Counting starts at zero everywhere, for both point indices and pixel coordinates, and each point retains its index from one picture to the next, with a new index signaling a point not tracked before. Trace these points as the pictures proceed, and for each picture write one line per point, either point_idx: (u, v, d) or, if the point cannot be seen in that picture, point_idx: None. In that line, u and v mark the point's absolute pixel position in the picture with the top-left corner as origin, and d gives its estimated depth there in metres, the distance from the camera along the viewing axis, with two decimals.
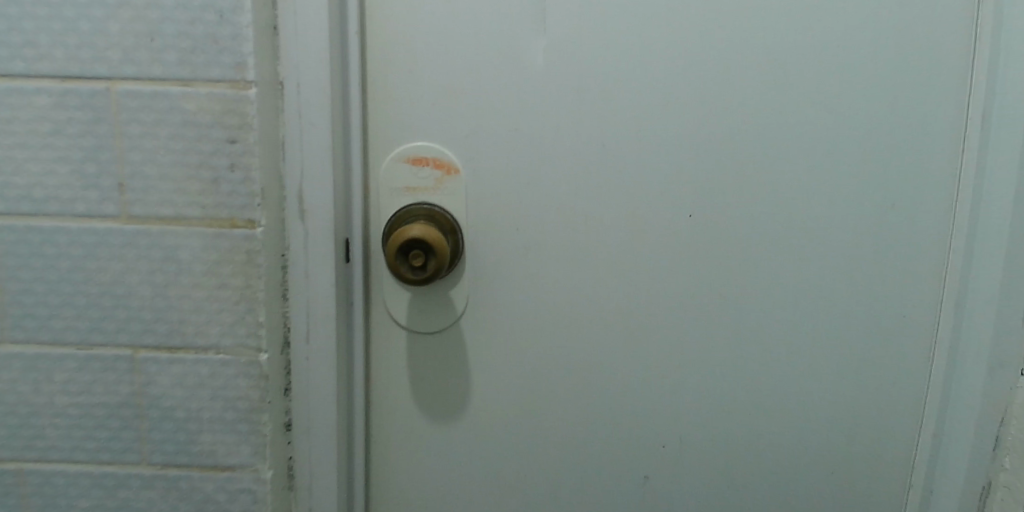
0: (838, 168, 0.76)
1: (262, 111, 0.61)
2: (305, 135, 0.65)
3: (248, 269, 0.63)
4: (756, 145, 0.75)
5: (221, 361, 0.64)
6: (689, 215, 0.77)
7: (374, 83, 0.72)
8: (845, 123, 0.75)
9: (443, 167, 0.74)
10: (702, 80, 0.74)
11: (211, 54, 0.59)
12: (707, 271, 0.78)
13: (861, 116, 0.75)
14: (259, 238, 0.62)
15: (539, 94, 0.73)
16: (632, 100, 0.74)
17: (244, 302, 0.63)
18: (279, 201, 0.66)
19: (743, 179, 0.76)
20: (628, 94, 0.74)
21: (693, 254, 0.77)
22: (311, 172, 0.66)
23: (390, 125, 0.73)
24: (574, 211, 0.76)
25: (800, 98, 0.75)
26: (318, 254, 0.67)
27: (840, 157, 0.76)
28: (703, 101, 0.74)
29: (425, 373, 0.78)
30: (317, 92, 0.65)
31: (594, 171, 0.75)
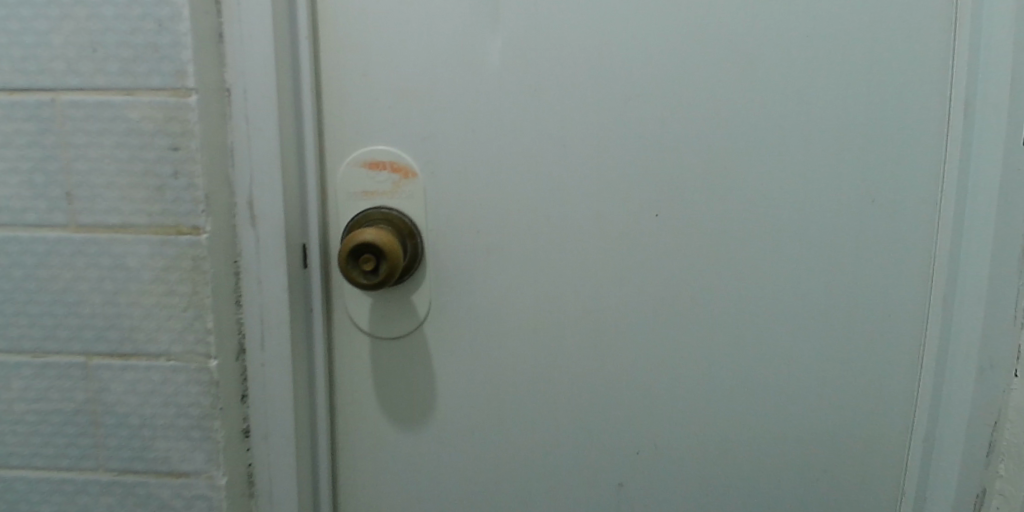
0: (815, 161, 0.73)
1: (203, 117, 0.61)
2: (252, 141, 0.65)
3: (195, 276, 0.63)
4: (725, 141, 0.73)
5: (172, 367, 0.64)
6: (657, 215, 0.74)
7: (328, 88, 0.72)
8: (819, 114, 0.72)
9: (400, 171, 0.73)
10: (663, 75, 0.72)
11: (151, 63, 0.60)
12: (676, 270, 0.75)
13: (835, 105, 0.72)
14: (204, 244, 0.62)
15: (495, 95, 0.72)
16: (592, 99, 0.72)
17: (192, 309, 0.63)
18: (229, 208, 0.66)
19: (711, 177, 0.73)
20: (586, 93, 0.72)
21: (660, 254, 0.75)
22: (259, 179, 0.66)
23: (346, 130, 0.73)
24: (535, 212, 0.74)
25: (770, 89, 0.72)
26: (270, 260, 0.67)
27: (815, 149, 0.73)
28: (667, 96, 0.72)
29: (390, 380, 0.77)
30: (263, 97, 0.65)
31: (555, 172, 0.74)
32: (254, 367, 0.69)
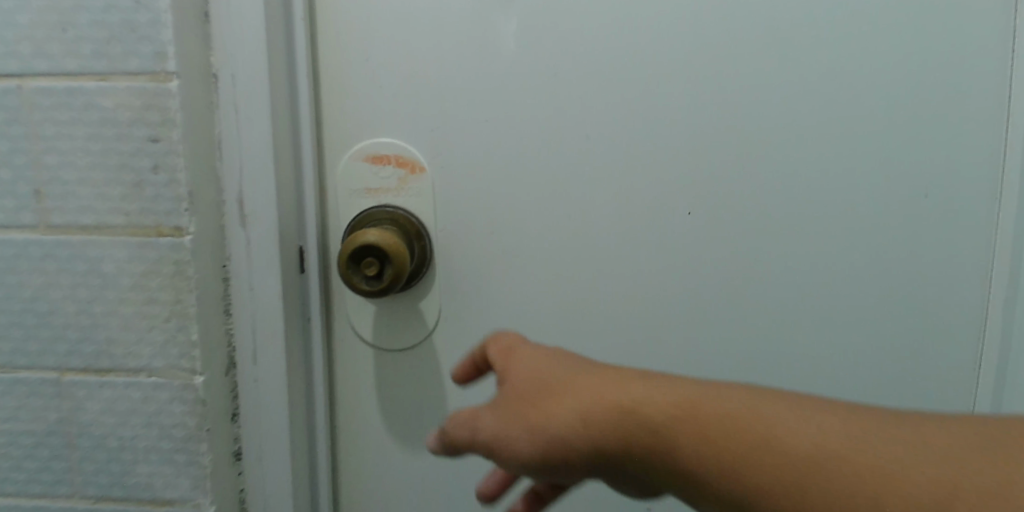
0: (871, 153, 0.63)
1: (186, 105, 0.55)
2: (242, 132, 0.59)
3: (178, 282, 0.56)
4: (766, 129, 0.63)
5: (154, 384, 0.58)
6: (687, 212, 0.65)
7: (327, 74, 0.66)
8: (875, 96, 0.62)
9: (407, 165, 0.66)
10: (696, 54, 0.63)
11: (128, 44, 0.53)
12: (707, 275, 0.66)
13: (896, 87, 0.62)
14: (188, 247, 0.56)
15: (507, 80, 0.64)
16: (613, 83, 0.64)
17: (175, 319, 0.57)
18: (218, 208, 0.60)
19: (746, 171, 0.64)
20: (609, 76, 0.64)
21: (691, 258, 0.66)
22: (251, 174, 0.59)
23: (347, 121, 0.66)
24: (552, 211, 0.66)
25: (817, 69, 0.62)
26: (263, 265, 0.61)
27: (873, 137, 0.63)
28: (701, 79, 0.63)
29: (396, 395, 0.70)
30: (254, 83, 0.58)
31: (573, 165, 0.65)
32: (247, 382, 0.62)
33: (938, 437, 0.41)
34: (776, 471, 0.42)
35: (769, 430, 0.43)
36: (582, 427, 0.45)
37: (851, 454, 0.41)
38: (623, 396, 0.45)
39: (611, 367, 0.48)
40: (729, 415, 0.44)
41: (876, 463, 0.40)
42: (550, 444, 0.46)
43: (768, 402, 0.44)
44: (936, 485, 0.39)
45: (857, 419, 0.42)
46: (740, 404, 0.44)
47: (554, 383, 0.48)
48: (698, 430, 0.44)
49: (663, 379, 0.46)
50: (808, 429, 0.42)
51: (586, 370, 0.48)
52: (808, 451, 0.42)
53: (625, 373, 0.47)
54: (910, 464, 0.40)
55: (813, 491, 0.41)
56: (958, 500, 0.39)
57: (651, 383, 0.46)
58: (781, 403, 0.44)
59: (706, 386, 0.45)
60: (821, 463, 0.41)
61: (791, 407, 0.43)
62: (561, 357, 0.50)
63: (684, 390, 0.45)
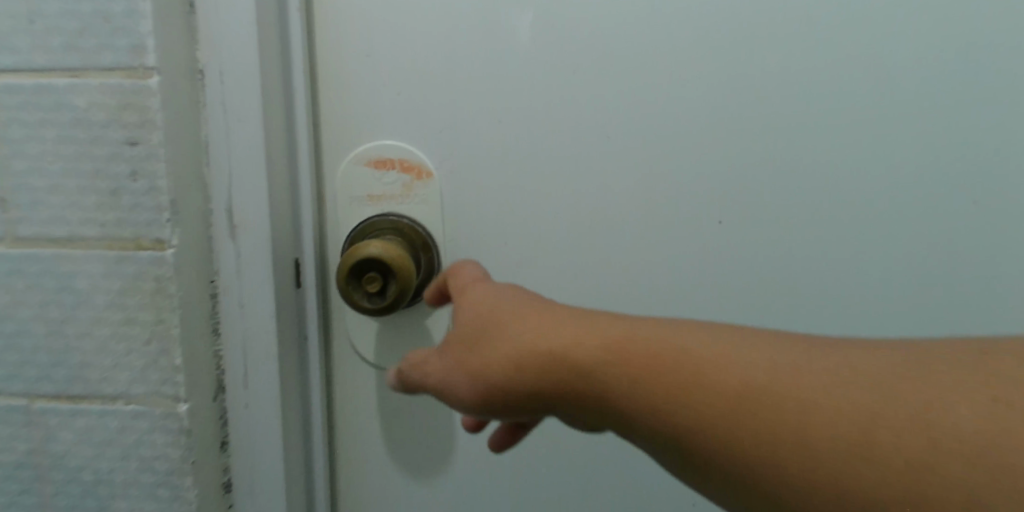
0: (933, 156, 0.56)
1: (167, 103, 0.49)
2: (231, 134, 0.53)
3: (159, 301, 0.51)
4: (812, 133, 0.57)
5: (133, 413, 0.53)
6: (718, 221, 0.59)
7: (324, 69, 0.59)
8: (936, 95, 0.56)
9: (413, 170, 0.60)
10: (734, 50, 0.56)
11: (103, 36, 0.48)
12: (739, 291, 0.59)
13: (963, 83, 0.55)
14: (170, 262, 0.50)
15: (521, 78, 0.58)
16: (640, 81, 0.57)
17: (155, 341, 0.51)
18: (204, 217, 0.54)
19: (792, 176, 0.57)
20: (636, 73, 0.57)
21: (722, 273, 0.59)
22: (241, 180, 0.54)
23: (347, 122, 0.60)
24: (569, 221, 0.60)
25: (871, 65, 0.56)
26: (255, 280, 0.55)
27: (935, 141, 0.56)
28: (738, 76, 0.56)
29: (399, 419, 0.64)
30: (245, 80, 0.53)
31: (595, 172, 0.59)
32: (236, 408, 0.57)
33: (896, 372, 0.37)
34: (718, 412, 0.38)
35: (709, 368, 0.39)
36: (514, 371, 0.42)
37: (798, 392, 0.37)
38: (553, 337, 0.42)
39: (552, 303, 0.45)
40: (665, 351, 0.40)
41: (823, 401, 0.37)
42: (487, 390, 0.43)
43: (710, 336, 0.40)
44: (878, 420, 0.36)
45: (808, 353, 0.38)
46: (674, 344, 0.40)
47: (487, 325, 0.44)
48: (633, 370, 0.40)
49: (601, 316, 0.43)
50: (753, 365, 0.38)
51: (520, 307, 0.44)
52: (751, 389, 0.38)
53: (562, 310, 0.44)
54: (854, 401, 0.36)
55: (759, 433, 0.38)
56: (906, 438, 0.35)
57: (587, 320, 0.43)
58: (725, 337, 0.40)
59: (645, 321, 0.42)
60: (764, 402, 0.38)
61: (739, 342, 0.40)
62: (500, 293, 0.46)
63: (622, 328, 0.42)
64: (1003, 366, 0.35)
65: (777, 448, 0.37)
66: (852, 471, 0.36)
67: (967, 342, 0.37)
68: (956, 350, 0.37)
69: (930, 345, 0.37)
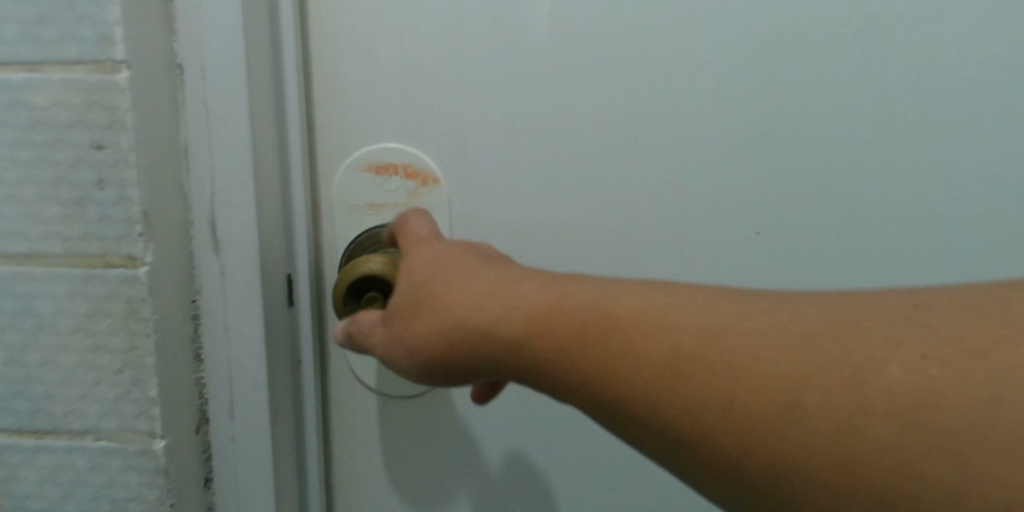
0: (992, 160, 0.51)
1: (139, 102, 0.43)
2: (214, 137, 0.47)
3: (131, 325, 0.45)
4: (862, 139, 0.52)
5: (103, 450, 0.47)
6: (757, 232, 0.54)
7: (320, 65, 0.53)
8: (1002, 100, 0.51)
9: (417, 176, 0.54)
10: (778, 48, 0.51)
11: (65, 25, 0.42)
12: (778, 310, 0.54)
13: None
14: (143, 281, 0.44)
15: (539, 77, 0.52)
16: (673, 82, 0.52)
17: (128, 371, 0.46)
18: (184, 229, 0.48)
19: (834, 181, 0.52)
20: (669, 74, 0.51)
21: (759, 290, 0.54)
22: (225, 188, 0.48)
23: (345, 122, 0.54)
24: (591, 234, 0.54)
25: (931, 65, 0.50)
26: (241, 300, 0.49)
27: (993, 145, 0.51)
28: (783, 77, 0.51)
29: (403, 450, 0.58)
30: (229, 75, 0.47)
31: (622, 181, 0.53)
32: (221, 441, 0.51)
33: (827, 331, 0.35)
34: (649, 380, 0.37)
35: (632, 333, 0.38)
36: (449, 344, 0.41)
37: (729, 357, 0.36)
38: (482, 307, 0.40)
39: (483, 266, 0.43)
40: (594, 317, 0.38)
41: (754, 367, 0.35)
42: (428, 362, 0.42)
43: (639, 301, 0.38)
44: (806, 383, 0.34)
45: (737, 315, 0.37)
46: (595, 306, 0.39)
47: (420, 296, 0.43)
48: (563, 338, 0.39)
49: (531, 278, 0.41)
50: (686, 329, 0.37)
51: (451, 276, 0.42)
52: (676, 354, 0.37)
53: (492, 274, 0.42)
54: (781, 364, 0.35)
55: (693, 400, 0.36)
56: (836, 400, 0.33)
57: (515, 285, 0.41)
58: (658, 302, 0.38)
59: (574, 283, 0.40)
60: (694, 367, 0.36)
61: (670, 306, 0.38)
62: (435, 260, 0.44)
63: (544, 290, 0.40)
64: (934, 322, 0.34)
65: (703, 415, 0.36)
66: (782, 437, 0.34)
67: (905, 294, 0.35)
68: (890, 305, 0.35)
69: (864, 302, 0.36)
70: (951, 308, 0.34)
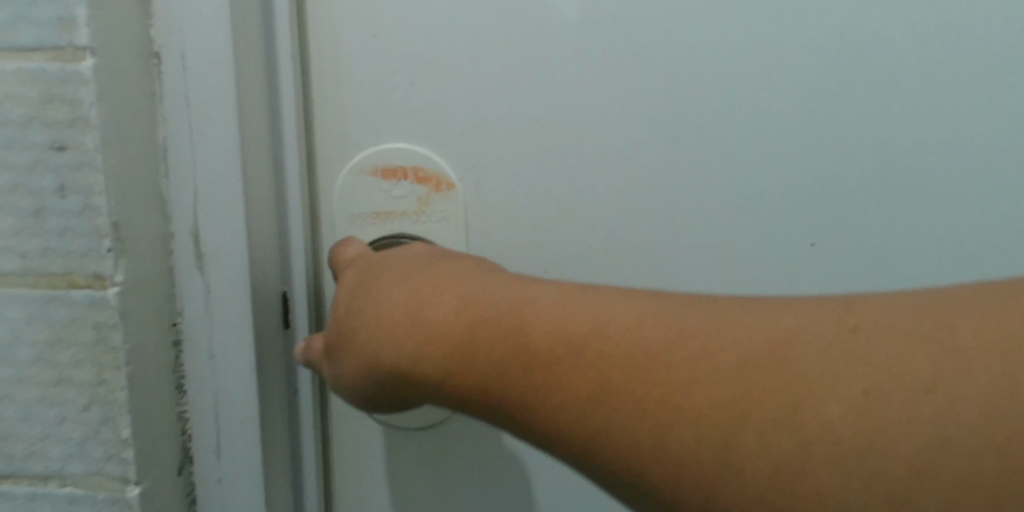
0: None
1: (105, 96, 0.37)
2: (197, 136, 0.41)
3: (99, 355, 0.39)
4: (934, 140, 0.46)
5: (70, 497, 0.41)
6: (812, 242, 0.47)
7: (318, 56, 0.47)
8: None
9: (429, 180, 0.47)
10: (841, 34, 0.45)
11: (20, 7, 0.36)
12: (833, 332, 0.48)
13: None
14: (113, 304, 0.38)
15: (567, 68, 0.46)
16: (719, 75, 0.46)
17: (96, 407, 0.39)
18: (164, 243, 0.42)
19: (900, 183, 0.46)
20: (714, 63, 0.45)
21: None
22: (209, 195, 0.41)
23: (347, 119, 0.48)
24: (625, 247, 0.48)
25: (1011, 55, 0.44)
26: (228, 324, 0.43)
27: None
28: (845, 70, 0.45)
29: (413, 489, 0.52)
30: (213, 65, 0.41)
31: (662, 187, 0.47)
32: (208, 483, 0.45)
33: (763, 362, 0.30)
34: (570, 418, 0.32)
35: (549, 364, 0.33)
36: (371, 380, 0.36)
37: (669, 398, 0.31)
38: (397, 338, 0.35)
39: (400, 278, 0.37)
40: (519, 349, 0.33)
41: (699, 409, 0.30)
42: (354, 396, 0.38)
43: (565, 323, 0.33)
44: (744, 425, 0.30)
45: (676, 340, 0.32)
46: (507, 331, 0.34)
47: (341, 322, 0.38)
48: (487, 374, 0.34)
49: (447, 295, 0.35)
50: (607, 358, 0.32)
51: (367, 297, 0.37)
52: (598, 389, 0.32)
53: (404, 292, 0.36)
54: (716, 401, 0.30)
55: (629, 446, 0.32)
56: (776, 444, 0.29)
57: (428, 306, 0.35)
58: (586, 326, 0.33)
59: (494, 300, 0.34)
60: (627, 406, 0.32)
61: (602, 332, 0.33)
62: (356, 279, 0.39)
63: (450, 313, 0.35)
64: (881, 348, 0.29)
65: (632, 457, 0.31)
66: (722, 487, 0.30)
67: (854, 311, 0.30)
68: (846, 325, 0.30)
69: (819, 319, 0.31)
70: (917, 331, 0.29)
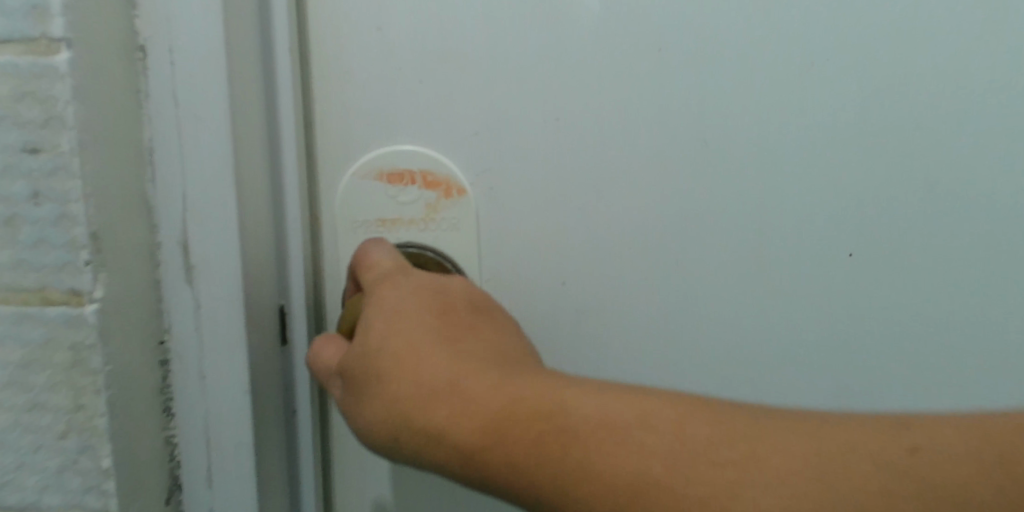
0: None
1: (82, 94, 0.33)
2: (185, 138, 0.38)
3: (77, 378, 0.35)
4: (984, 144, 0.42)
5: None
6: (849, 253, 0.44)
7: (319, 51, 0.43)
8: None
9: (439, 186, 0.44)
10: (884, 32, 0.41)
11: None
12: (869, 351, 0.45)
13: None
14: (91, 323, 0.35)
15: (585, 66, 0.43)
16: (749, 73, 0.42)
17: (74, 435, 0.36)
18: (150, 254, 0.38)
19: (948, 191, 0.43)
20: (742, 62, 0.42)
21: (848, 325, 0.45)
22: (199, 202, 0.38)
23: (349, 119, 0.44)
24: (648, 258, 0.45)
25: None
26: (219, 342, 0.39)
27: None
28: (887, 70, 0.42)
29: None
30: (202, 60, 0.37)
31: (687, 194, 0.44)
32: None
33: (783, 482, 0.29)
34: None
35: (563, 458, 0.32)
36: (390, 435, 0.35)
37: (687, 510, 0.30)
38: (414, 403, 0.35)
39: (446, 344, 0.36)
40: (535, 443, 0.33)
41: None
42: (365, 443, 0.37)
43: (607, 419, 0.32)
44: None
45: (717, 441, 0.31)
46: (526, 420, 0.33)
47: (372, 365, 0.36)
48: (510, 455, 0.33)
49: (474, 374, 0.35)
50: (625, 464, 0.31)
51: (409, 352, 0.36)
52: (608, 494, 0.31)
53: (432, 359, 0.36)
54: None
55: None
56: None
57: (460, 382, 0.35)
58: (611, 430, 0.32)
59: (538, 386, 0.34)
60: None
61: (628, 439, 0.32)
62: (394, 318, 0.37)
63: (472, 391, 0.34)
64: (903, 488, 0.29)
65: None
66: None
67: (881, 436, 0.30)
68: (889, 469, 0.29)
69: (865, 439, 0.30)
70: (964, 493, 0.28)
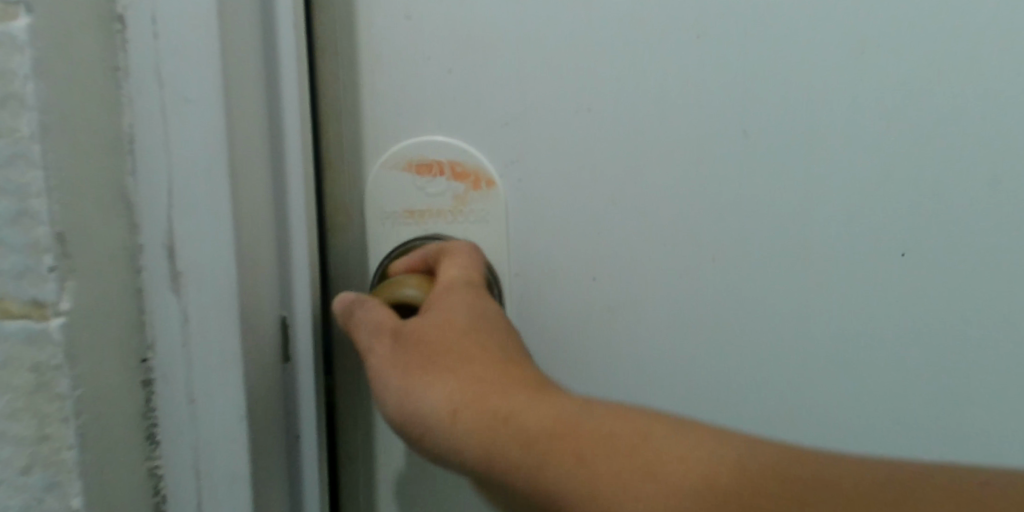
0: None
1: (44, 68, 0.28)
2: (170, 122, 0.32)
3: (40, 404, 0.30)
4: None
5: None
6: (901, 254, 0.39)
7: (332, 25, 0.39)
8: None
9: (468, 177, 0.39)
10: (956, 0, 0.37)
11: None
12: (949, 359, 0.40)
13: None
14: (56, 339, 0.29)
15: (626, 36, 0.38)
16: (809, 43, 0.38)
17: (37, 470, 0.31)
18: (130, 258, 0.33)
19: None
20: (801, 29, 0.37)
21: (926, 333, 0.40)
22: (186, 197, 0.33)
23: (367, 101, 0.39)
24: (694, 261, 0.40)
25: None
26: (211, 361, 0.34)
27: None
28: (964, 38, 0.37)
29: None
30: (189, 30, 0.32)
31: (741, 182, 0.39)
32: None
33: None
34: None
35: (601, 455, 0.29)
36: (446, 407, 0.32)
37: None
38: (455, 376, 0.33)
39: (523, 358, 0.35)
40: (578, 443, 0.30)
41: None
42: (405, 417, 0.33)
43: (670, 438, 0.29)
44: None
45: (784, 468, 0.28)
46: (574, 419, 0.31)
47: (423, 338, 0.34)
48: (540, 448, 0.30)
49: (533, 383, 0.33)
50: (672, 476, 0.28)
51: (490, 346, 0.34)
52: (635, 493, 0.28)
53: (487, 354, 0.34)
54: None
55: None
56: None
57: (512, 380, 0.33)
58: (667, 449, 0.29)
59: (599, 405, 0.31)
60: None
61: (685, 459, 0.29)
62: (460, 309, 0.35)
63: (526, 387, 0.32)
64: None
65: None
66: None
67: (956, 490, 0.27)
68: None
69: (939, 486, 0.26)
70: None
